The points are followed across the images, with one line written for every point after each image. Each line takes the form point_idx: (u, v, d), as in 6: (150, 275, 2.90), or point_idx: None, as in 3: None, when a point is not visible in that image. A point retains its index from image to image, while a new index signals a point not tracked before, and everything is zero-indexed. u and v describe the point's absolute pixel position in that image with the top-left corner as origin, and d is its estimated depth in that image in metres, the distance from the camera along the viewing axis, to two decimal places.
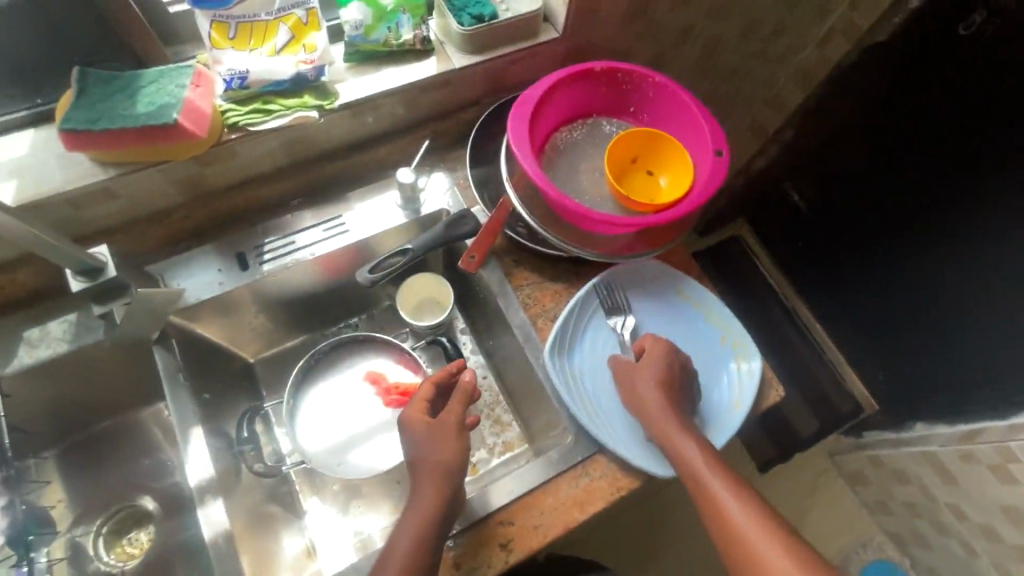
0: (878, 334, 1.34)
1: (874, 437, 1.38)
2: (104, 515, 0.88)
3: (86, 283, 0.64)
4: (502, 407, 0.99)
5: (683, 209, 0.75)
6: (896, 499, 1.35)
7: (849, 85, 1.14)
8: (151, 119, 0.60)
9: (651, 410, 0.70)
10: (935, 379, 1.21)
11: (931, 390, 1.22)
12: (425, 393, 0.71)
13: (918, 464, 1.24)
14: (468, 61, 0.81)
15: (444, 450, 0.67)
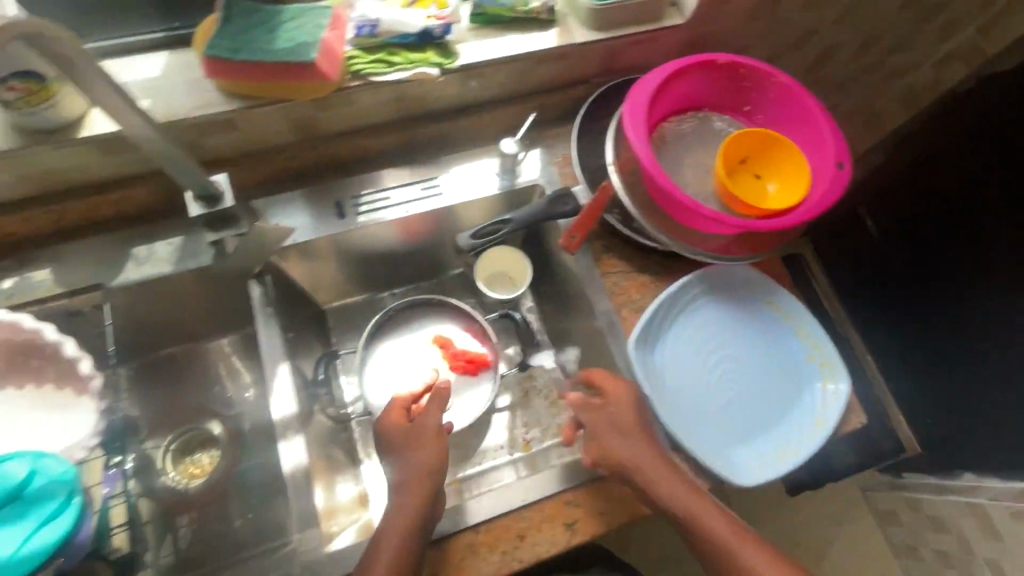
0: (936, 386, 1.20)
1: (914, 479, 1.30)
2: (174, 433, 0.92)
3: (204, 210, 0.65)
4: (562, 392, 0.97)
5: (797, 217, 0.72)
6: (929, 547, 1.28)
7: (973, 105, 0.98)
8: (288, 56, 0.59)
9: (631, 454, 0.66)
10: (990, 446, 1.08)
11: (983, 454, 1.10)
12: (398, 401, 0.75)
13: (962, 514, 1.14)
14: (590, 37, 0.79)
15: (427, 457, 0.68)
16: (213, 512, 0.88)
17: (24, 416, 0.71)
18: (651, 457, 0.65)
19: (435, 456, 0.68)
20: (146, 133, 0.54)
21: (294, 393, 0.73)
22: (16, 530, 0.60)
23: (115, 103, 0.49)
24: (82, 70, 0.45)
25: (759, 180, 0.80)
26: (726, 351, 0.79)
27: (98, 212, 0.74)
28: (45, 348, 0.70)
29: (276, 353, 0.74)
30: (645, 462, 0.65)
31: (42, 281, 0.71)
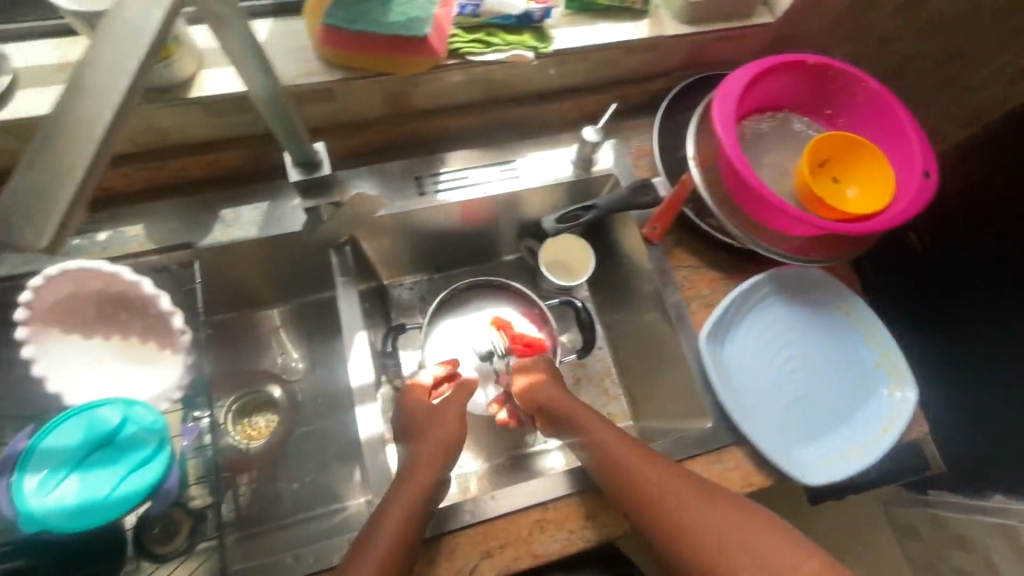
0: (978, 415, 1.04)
1: (937, 497, 1.23)
2: (236, 394, 0.93)
3: (302, 176, 0.66)
4: (612, 381, 0.97)
5: (884, 224, 0.73)
6: (948, 565, 1.24)
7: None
8: (403, 30, 0.61)
9: (601, 439, 0.67)
10: None
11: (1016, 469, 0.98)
12: (419, 381, 0.78)
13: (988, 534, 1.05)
14: (682, 30, 0.79)
15: (447, 432, 0.71)
16: (270, 474, 0.90)
17: (111, 367, 0.72)
18: (617, 437, 0.67)
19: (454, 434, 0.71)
20: (265, 89, 0.54)
21: (371, 362, 0.74)
22: (110, 473, 0.62)
23: (248, 65, 0.50)
24: (229, 31, 0.46)
25: (838, 184, 0.80)
26: (793, 352, 0.79)
27: (189, 173, 0.75)
28: (135, 302, 0.72)
29: (355, 319, 0.75)
30: (608, 443, 0.66)
31: (134, 237, 0.73)
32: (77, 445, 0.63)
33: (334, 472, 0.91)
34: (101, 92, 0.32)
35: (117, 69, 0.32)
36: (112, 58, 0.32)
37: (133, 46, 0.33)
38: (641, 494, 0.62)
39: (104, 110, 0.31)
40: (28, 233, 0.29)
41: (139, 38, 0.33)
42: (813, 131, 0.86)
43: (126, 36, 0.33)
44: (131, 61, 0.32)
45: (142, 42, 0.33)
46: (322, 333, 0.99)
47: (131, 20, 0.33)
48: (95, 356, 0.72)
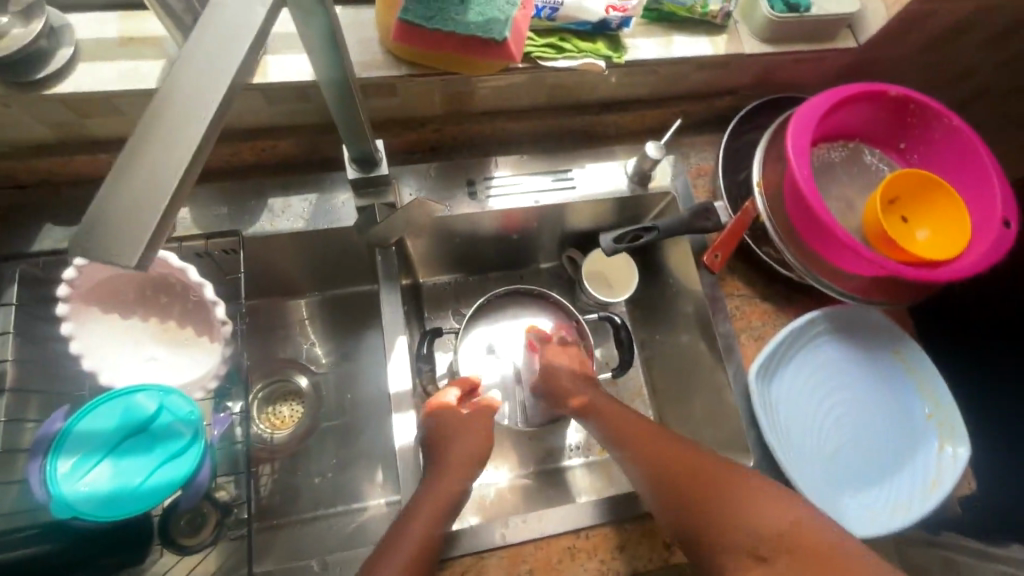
0: None
1: None
2: (264, 381, 0.92)
3: (359, 173, 0.63)
4: (642, 401, 0.90)
5: (957, 272, 0.69)
6: None
7: None
8: (482, 33, 0.58)
9: (641, 451, 0.68)
10: None
11: None
12: (439, 398, 0.71)
13: None
14: (759, 49, 0.75)
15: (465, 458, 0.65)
16: (291, 466, 0.89)
17: (147, 348, 0.71)
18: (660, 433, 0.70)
19: (482, 444, 0.68)
20: (337, 83, 0.50)
21: (410, 369, 0.72)
22: (143, 462, 0.61)
23: (326, 64, 0.48)
24: (313, 29, 0.44)
25: (909, 224, 0.76)
26: (842, 395, 0.77)
27: (239, 158, 0.73)
28: (177, 287, 0.70)
29: (397, 322, 0.73)
30: (654, 438, 0.69)
31: (181, 220, 0.71)
32: (112, 430, 0.62)
33: (357, 470, 0.90)
34: (193, 104, 0.31)
35: (210, 81, 0.32)
36: (202, 68, 0.32)
37: (226, 59, 0.32)
38: (675, 496, 0.62)
39: (197, 128, 0.31)
40: (119, 239, 0.29)
41: (233, 51, 0.32)
42: (884, 166, 0.82)
43: (222, 48, 0.32)
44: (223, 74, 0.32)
45: (236, 56, 0.32)
46: (353, 327, 0.98)
47: (229, 29, 0.33)
48: (132, 337, 0.71)
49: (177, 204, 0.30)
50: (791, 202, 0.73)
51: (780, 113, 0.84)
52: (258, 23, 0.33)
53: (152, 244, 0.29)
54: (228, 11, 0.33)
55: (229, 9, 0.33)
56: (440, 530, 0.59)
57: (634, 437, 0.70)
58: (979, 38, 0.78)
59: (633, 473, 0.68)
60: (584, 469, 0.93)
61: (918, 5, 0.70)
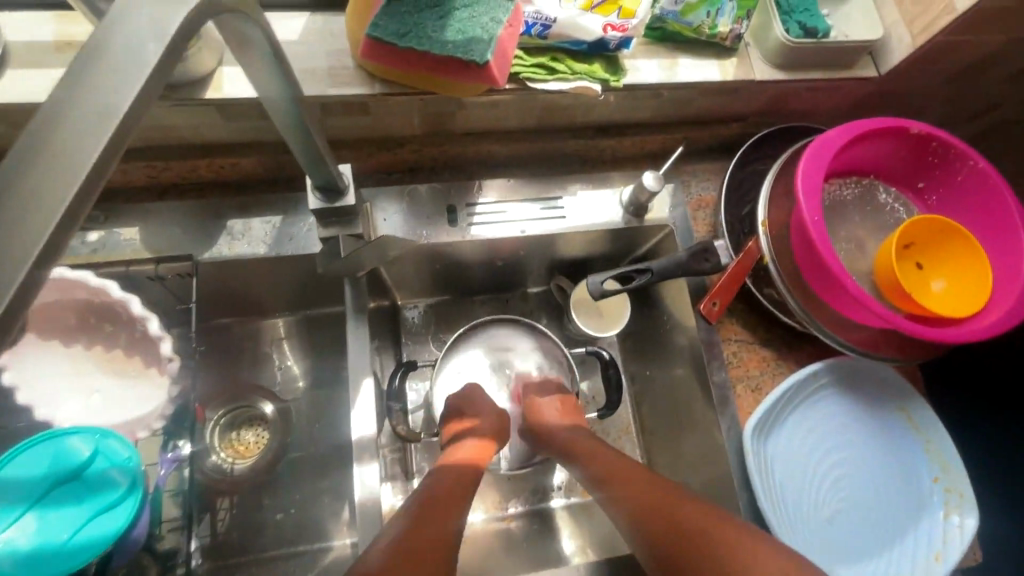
0: None
1: None
2: (225, 407, 0.86)
3: (323, 203, 0.57)
4: (630, 441, 0.85)
5: (974, 332, 0.64)
6: None
7: None
8: (461, 53, 0.52)
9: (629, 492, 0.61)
10: None
11: None
12: (463, 445, 0.69)
13: None
14: (770, 76, 0.69)
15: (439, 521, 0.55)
16: (251, 500, 0.82)
17: (87, 380, 0.65)
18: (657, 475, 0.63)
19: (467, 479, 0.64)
20: (289, 111, 0.44)
21: (376, 412, 0.67)
22: (70, 516, 0.55)
23: (274, 92, 0.41)
24: (252, 54, 0.37)
25: (923, 273, 0.70)
26: (843, 454, 0.71)
27: (196, 174, 0.67)
28: (121, 316, 0.64)
29: (363, 360, 0.67)
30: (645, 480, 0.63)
31: (129, 241, 0.65)
32: (39, 478, 0.56)
33: (322, 506, 0.84)
34: (50, 176, 0.23)
35: (76, 144, 0.24)
36: (122, 52, 0.27)
37: (102, 113, 0.25)
38: (661, 542, 0.56)
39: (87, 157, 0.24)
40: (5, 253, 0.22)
41: (114, 104, 0.25)
42: (900, 207, 0.76)
43: (100, 101, 0.25)
44: (96, 134, 0.24)
45: (115, 110, 0.25)
46: (325, 350, 0.91)
47: (111, 77, 0.26)
48: (73, 367, 0.65)
49: (38, 281, 0.23)
50: (799, 246, 0.67)
51: (789, 144, 0.77)
52: (149, 70, 0.26)
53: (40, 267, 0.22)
54: (115, 56, 0.26)
55: (116, 52, 0.26)
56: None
57: (622, 480, 0.63)
58: (1009, 72, 0.71)
59: (617, 520, 0.62)
60: (565, 511, 0.87)
61: (947, 35, 0.63)
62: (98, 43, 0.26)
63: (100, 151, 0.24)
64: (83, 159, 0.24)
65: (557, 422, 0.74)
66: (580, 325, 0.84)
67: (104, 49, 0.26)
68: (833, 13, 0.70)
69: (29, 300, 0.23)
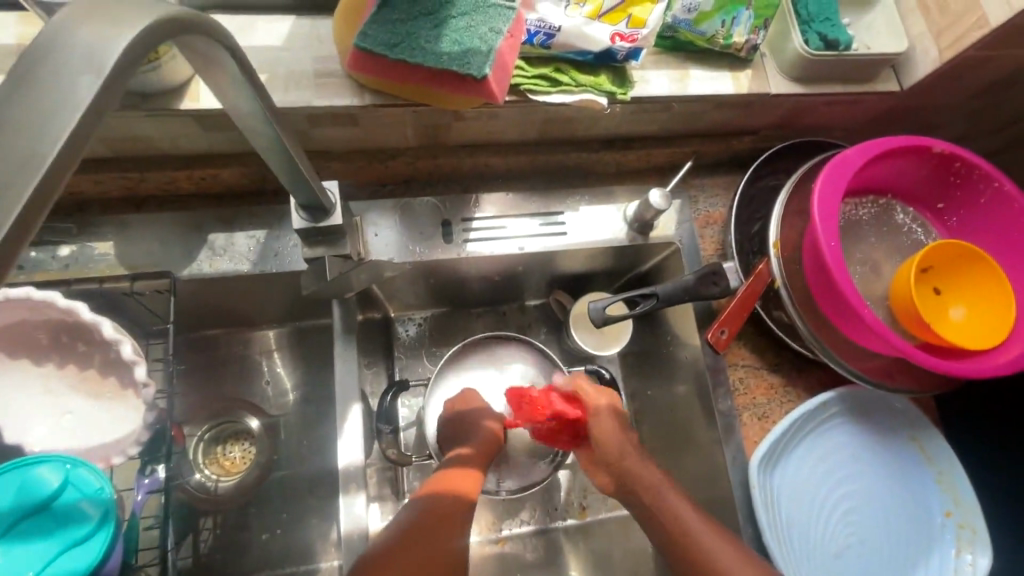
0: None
1: None
2: (210, 422, 0.83)
3: (309, 221, 0.53)
4: None
5: (995, 367, 0.60)
6: None
7: None
8: (457, 66, 0.48)
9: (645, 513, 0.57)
10: None
11: None
12: (452, 472, 0.65)
13: None
14: (786, 89, 0.65)
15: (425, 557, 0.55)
16: (237, 520, 0.79)
17: (61, 401, 0.62)
18: (671, 500, 0.59)
19: (451, 504, 0.61)
20: (264, 129, 0.40)
21: (365, 438, 0.64)
22: (38, 551, 0.52)
23: (247, 112, 0.38)
24: (219, 74, 0.34)
25: (941, 299, 0.67)
26: (853, 486, 0.68)
27: (176, 185, 0.63)
28: (95, 336, 0.61)
29: (351, 385, 0.64)
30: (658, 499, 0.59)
31: (104, 255, 0.61)
32: (7, 507, 0.53)
33: (310, 527, 0.81)
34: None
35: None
36: (54, 76, 0.23)
37: (19, 168, 0.21)
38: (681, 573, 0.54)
39: (16, 198, 0.21)
40: None
41: (35, 156, 0.21)
42: (918, 228, 0.72)
43: (16, 154, 0.21)
44: (8, 197, 0.21)
45: (35, 163, 0.21)
46: (315, 364, 0.88)
47: (32, 123, 0.22)
48: (45, 388, 0.62)
49: None
50: (812, 271, 0.63)
51: (802, 160, 0.73)
52: (81, 112, 0.22)
53: None
54: (43, 96, 0.22)
55: (44, 90, 0.22)
56: None
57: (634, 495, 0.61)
58: None
59: None
60: (562, 533, 0.84)
61: (978, 50, 0.59)
62: (22, 79, 0.22)
63: (14, 218, 0.21)
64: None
65: (607, 411, 0.67)
66: (581, 343, 0.81)
67: (28, 86, 0.22)
68: (855, 23, 0.66)
69: None
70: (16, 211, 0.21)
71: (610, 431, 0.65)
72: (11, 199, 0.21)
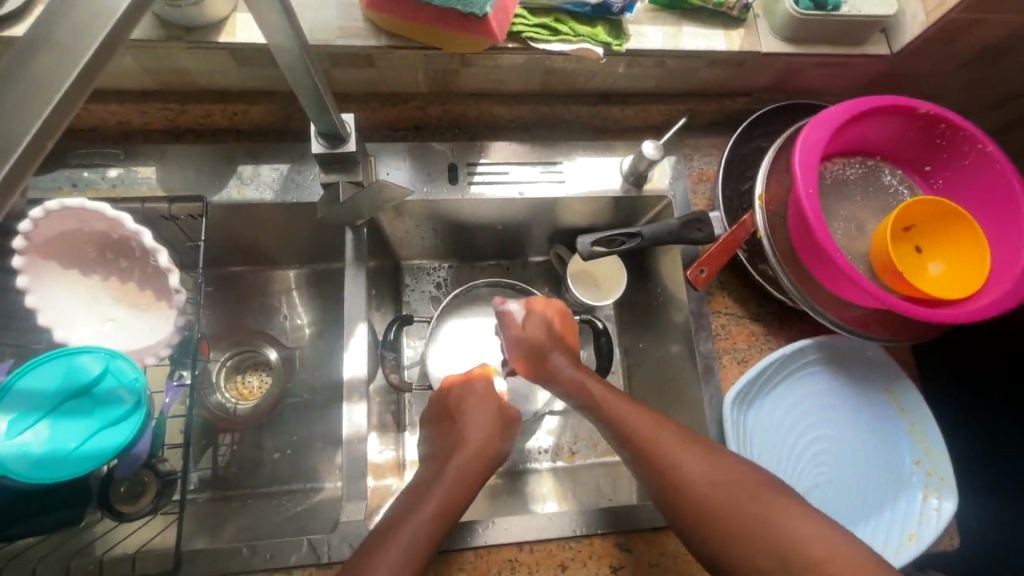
0: None
1: None
2: (232, 350, 0.90)
3: (326, 148, 0.59)
4: None
5: (964, 316, 0.63)
6: None
7: None
8: (462, 6, 0.55)
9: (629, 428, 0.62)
10: None
11: None
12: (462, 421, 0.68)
13: None
14: (775, 48, 0.69)
15: None
16: (251, 439, 0.86)
17: (103, 310, 0.68)
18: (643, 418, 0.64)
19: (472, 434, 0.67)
20: (290, 48, 0.45)
21: (367, 355, 0.71)
22: (80, 427, 0.59)
23: (274, 26, 0.43)
24: None
25: (921, 256, 0.69)
26: (826, 430, 0.71)
27: (211, 120, 0.71)
28: (136, 250, 0.68)
29: (359, 309, 0.71)
30: (630, 414, 0.62)
31: (145, 179, 0.68)
32: (53, 390, 0.60)
33: (316, 452, 0.87)
34: (16, 114, 0.27)
35: (34, 94, 0.27)
36: None
37: (65, 65, 0.28)
38: (657, 478, 0.59)
39: (93, 40, 0.29)
40: (22, 111, 0.27)
41: (76, 57, 0.28)
42: (904, 189, 0.75)
43: (91, 12, 0.29)
44: (88, 42, 0.29)
45: (77, 63, 0.28)
46: (329, 304, 0.94)
47: None
48: (90, 297, 0.68)
49: (45, 141, 0.28)
50: (794, 219, 0.66)
51: (793, 121, 0.77)
52: (110, 28, 0.29)
53: (50, 123, 0.28)
54: (88, 8, 0.29)
55: (90, 4, 0.29)
56: (415, 531, 0.54)
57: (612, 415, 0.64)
58: None
59: None
60: (550, 473, 0.87)
61: (962, 12, 0.62)
62: None
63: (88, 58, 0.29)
64: (80, 56, 0.28)
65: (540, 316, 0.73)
66: (578, 293, 0.85)
67: None
68: None
69: (34, 160, 0.28)
70: (94, 51, 0.29)
71: (536, 330, 0.72)
72: (89, 43, 0.29)
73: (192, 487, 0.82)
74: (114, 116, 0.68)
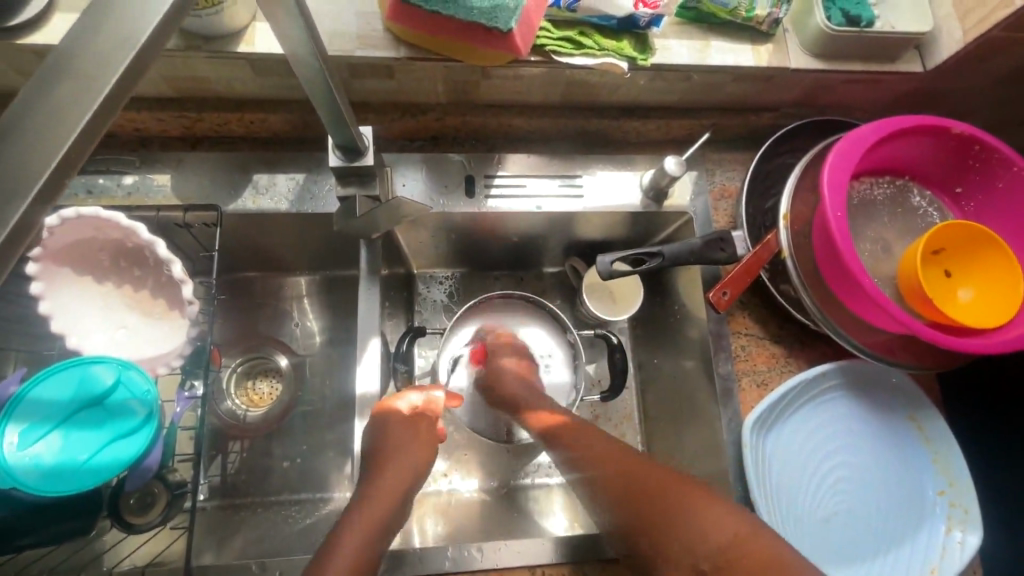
0: None
1: None
2: (243, 356, 0.90)
3: (343, 161, 0.58)
4: (632, 427, 0.84)
5: (994, 346, 0.61)
6: None
7: None
8: (485, 20, 0.54)
9: None
10: None
11: None
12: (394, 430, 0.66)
13: None
14: (805, 63, 0.67)
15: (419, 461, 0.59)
16: (261, 447, 0.86)
17: (117, 316, 0.68)
18: None
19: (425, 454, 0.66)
20: (311, 61, 0.44)
21: (380, 369, 0.70)
22: (92, 438, 0.58)
23: (296, 40, 0.42)
24: (278, 8, 0.38)
25: (950, 280, 0.67)
26: (846, 457, 0.70)
27: (226, 128, 0.70)
28: (150, 259, 0.68)
29: (372, 323, 0.70)
30: None
31: (161, 186, 0.68)
32: (68, 399, 0.59)
33: (326, 460, 0.86)
34: (39, 144, 0.26)
35: (56, 124, 0.27)
36: None
37: (89, 91, 0.27)
38: None
39: (118, 65, 0.28)
40: (45, 140, 0.26)
41: (101, 83, 0.27)
42: (933, 211, 0.73)
43: (116, 37, 0.28)
44: (112, 67, 0.27)
45: (102, 89, 0.27)
46: (340, 311, 0.93)
47: (129, 14, 0.28)
48: (104, 304, 0.68)
49: (66, 172, 0.27)
50: (819, 241, 0.64)
51: (820, 138, 0.75)
52: (135, 52, 0.28)
53: (73, 153, 0.27)
54: (113, 32, 0.28)
55: (115, 27, 0.28)
56: None
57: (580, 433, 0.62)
58: None
59: None
60: (560, 488, 0.85)
61: (1002, 31, 0.60)
62: (102, 18, 0.28)
63: (114, 84, 0.27)
64: (105, 83, 0.27)
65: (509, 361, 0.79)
66: (592, 307, 0.83)
67: None
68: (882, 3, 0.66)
69: (55, 192, 0.27)
70: (117, 76, 0.28)
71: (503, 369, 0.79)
72: (112, 69, 0.27)
73: (202, 495, 0.82)
74: (129, 123, 0.67)
